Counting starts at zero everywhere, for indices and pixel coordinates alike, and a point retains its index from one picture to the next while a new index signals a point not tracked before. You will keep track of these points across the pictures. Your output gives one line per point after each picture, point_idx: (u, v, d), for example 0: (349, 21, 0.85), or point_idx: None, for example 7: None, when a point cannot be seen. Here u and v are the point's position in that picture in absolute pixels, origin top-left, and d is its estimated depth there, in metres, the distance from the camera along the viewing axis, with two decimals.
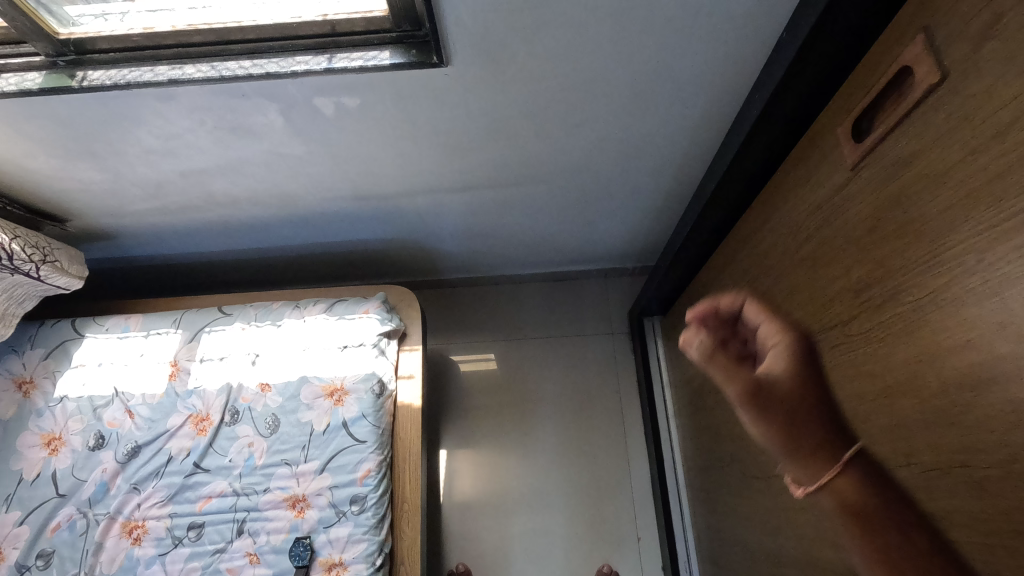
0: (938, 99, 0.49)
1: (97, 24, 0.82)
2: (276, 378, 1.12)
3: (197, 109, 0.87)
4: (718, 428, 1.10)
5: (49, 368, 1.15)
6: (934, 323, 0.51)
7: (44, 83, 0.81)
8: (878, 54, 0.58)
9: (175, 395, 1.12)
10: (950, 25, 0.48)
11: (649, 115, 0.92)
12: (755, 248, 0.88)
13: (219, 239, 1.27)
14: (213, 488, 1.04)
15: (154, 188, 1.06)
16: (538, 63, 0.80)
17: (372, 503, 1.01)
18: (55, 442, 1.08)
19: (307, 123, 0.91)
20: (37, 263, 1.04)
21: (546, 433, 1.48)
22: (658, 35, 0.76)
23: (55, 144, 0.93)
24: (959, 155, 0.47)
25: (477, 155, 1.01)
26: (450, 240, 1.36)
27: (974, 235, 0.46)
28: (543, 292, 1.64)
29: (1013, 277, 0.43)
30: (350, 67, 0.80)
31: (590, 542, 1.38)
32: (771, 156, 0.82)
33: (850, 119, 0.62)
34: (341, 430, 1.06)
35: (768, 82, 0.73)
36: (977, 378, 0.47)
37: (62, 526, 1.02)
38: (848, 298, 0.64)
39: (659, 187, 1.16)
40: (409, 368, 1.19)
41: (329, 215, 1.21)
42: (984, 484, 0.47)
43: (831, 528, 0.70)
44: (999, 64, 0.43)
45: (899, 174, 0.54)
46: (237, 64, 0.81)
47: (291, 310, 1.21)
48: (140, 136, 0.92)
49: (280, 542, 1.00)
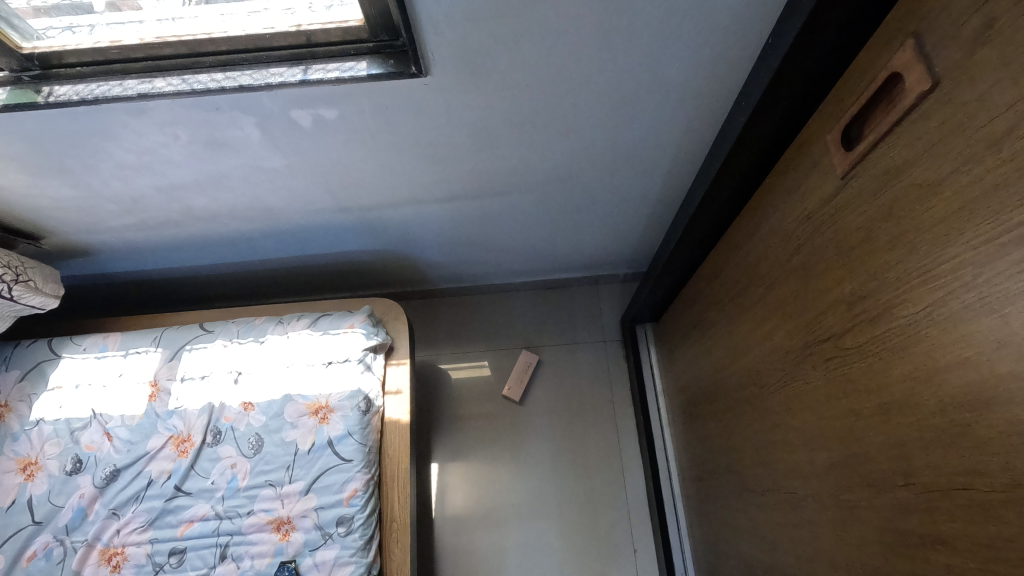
0: (929, 108, 0.48)
1: (64, 37, 0.79)
2: (260, 397, 1.09)
3: (170, 123, 0.84)
4: (713, 439, 1.08)
5: (25, 391, 1.11)
6: (929, 340, 0.49)
7: (8, 99, 0.78)
8: (867, 60, 0.56)
9: (155, 416, 1.09)
10: (940, 30, 0.46)
11: (635, 122, 0.91)
12: (745, 256, 0.86)
13: (199, 254, 1.24)
14: (194, 512, 1.01)
15: (130, 204, 1.03)
16: (520, 72, 0.78)
17: (359, 524, 0.99)
18: (31, 467, 1.05)
19: (285, 136, 0.89)
20: (9, 283, 1.01)
21: (539, 444, 1.46)
22: (643, 41, 0.74)
23: (24, 161, 0.90)
24: (952, 167, 0.46)
25: (461, 165, 0.99)
26: (437, 250, 1.33)
27: (971, 248, 0.44)
28: (534, 299, 1.61)
29: (1013, 293, 0.41)
30: (325, 79, 0.77)
31: (586, 555, 1.36)
32: (760, 163, 0.80)
33: (839, 126, 0.60)
34: (326, 449, 1.04)
35: (754, 88, 0.71)
36: (977, 397, 0.45)
37: (38, 555, 0.99)
38: (841, 311, 0.62)
39: (648, 194, 1.14)
40: (396, 383, 1.16)
41: (312, 228, 1.18)
42: (985, 508, 0.45)
43: (829, 546, 0.68)
44: (992, 72, 0.42)
45: (890, 184, 0.52)
46: (209, 77, 0.78)
47: (274, 326, 1.19)
48: (112, 152, 0.89)
49: (265, 566, 0.97)
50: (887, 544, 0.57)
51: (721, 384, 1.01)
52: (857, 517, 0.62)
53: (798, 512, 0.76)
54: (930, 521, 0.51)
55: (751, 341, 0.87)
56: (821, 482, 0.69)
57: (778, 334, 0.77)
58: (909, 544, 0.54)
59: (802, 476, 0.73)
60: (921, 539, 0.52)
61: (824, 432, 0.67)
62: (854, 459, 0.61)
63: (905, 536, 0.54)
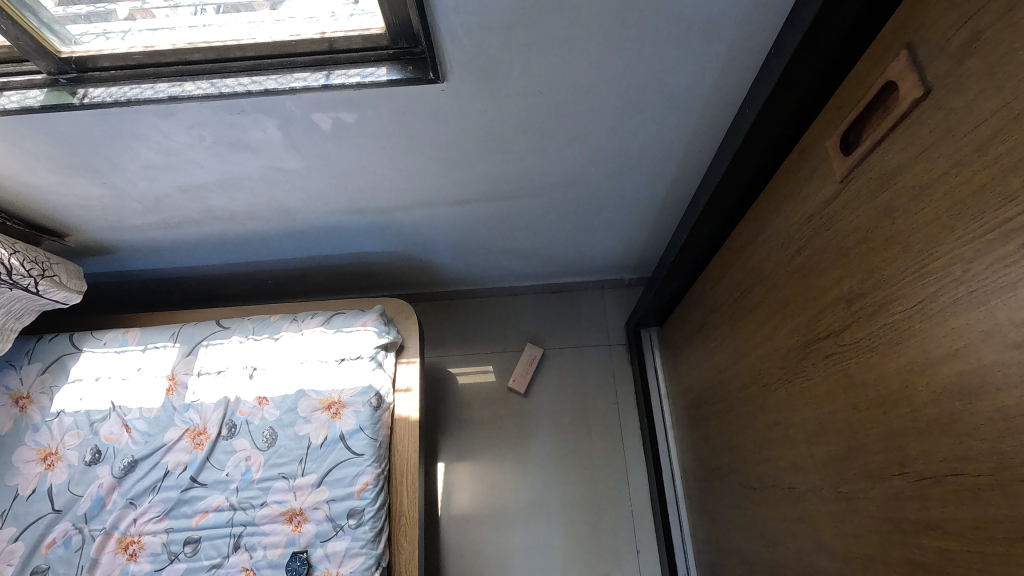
0: (921, 114, 0.51)
1: (99, 42, 0.82)
2: (274, 392, 1.12)
3: (197, 125, 0.88)
4: (717, 438, 1.10)
5: (46, 383, 1.14)
6: (922, 333, 0.52)
7: (46, 100, 0.81)
8: (865, 70, 0.60)
9: (172, 409, 1.11)
10: (931, 41, 0.50)
11: (643, 129, 0.94)
12: (748, 258, 0.89)
13: (216, 252, 1.28)
14: (209, 502, 1.04)
15: (153, 203, 1.07)
16: (533, 79, 0.82)
17: (369, 516, 1.02)
18: (50, 457, 1.08)
19: (306, 138, 0.93)
20: (36, 278, 1.04)
21: (544, 445, 1.48)
22: (653, 50, 0.77)
23: (56, 160, 0.94)
24: (942, 168, 0.49)
25: (474, 169, 1.03)
26: (447, 252, 1.36)
27: (960, 245, 0.47)
28: (541, 302, 1.64)
29: (998, 286, 0.44)
30: (347, 84, 0.81)
31: (590, 555, 1.38)
32: (764, 169, 0.83)
33: (838, 132, 0.63)
34: (338, 443, 1.06)
35: (757, 97, 0.75)
36: (965, 387, 0.47)
37: (57, 542, 1.02)
38: (840, 309, 0.64)
39: (654, 199, 1.17)
40: (406, 381, 1.18)
41: (327, 228, 1.21)
42: (975, 491, 0.47)
43: (828, 539, 0.70)
44: (979, 81, 0.45)
45: (885, 187, 0.55)
46: (236, 81, 0.82)
47: (289, 323, 1.22)
48: (140, 152, 0.93)
49: (278, 556, 1.00)
50: (883, 532, 0.59)
51: (724, 384, 1.03)
52: (855, 507, 0.64)
53: (798, 506, 0.78)
54: (923, 507, 0.53)
55: (753, 341, 0.89)
56: (821, 474, 0.71)
57: (780, 333, 0.80)
58: (903, 531, 0.56)
59: (802, 470, 0.76)
60: (916, 525, 0.54)
61: (823, 426, 0.69)
62: (852, 451, 0.64)
63: (900, 523, 0.56)
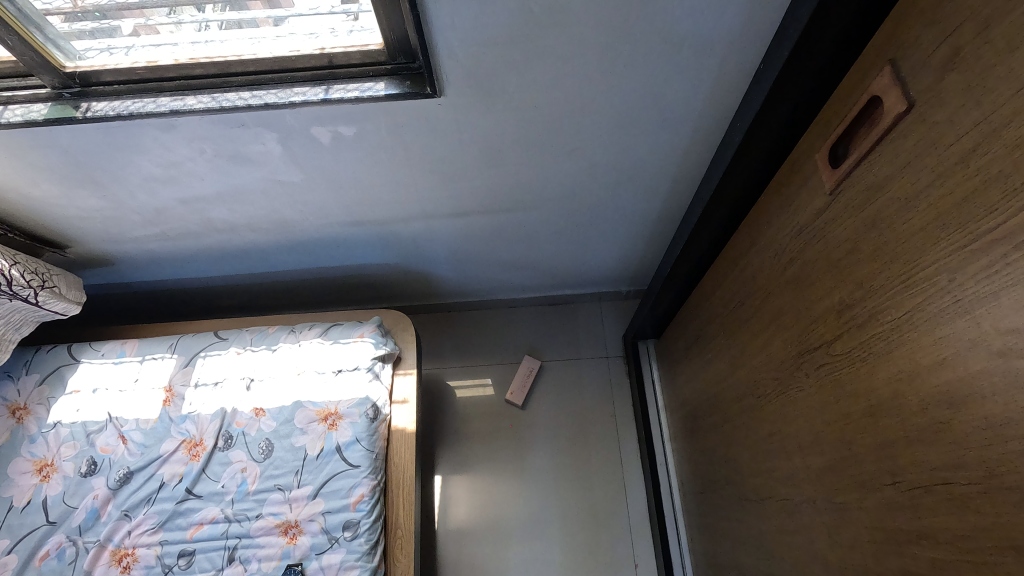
0: (906, 128, 0.52)
1: (103, 57, 0.83)
2: (271, 403, 1.12)
3: (198, 138, 0.89)
4: (713, 448, 1.09)
5: (44, 394, 1.14)
6: (910, 342, 0.53)
7: (49, 114, 0.83)
8: (851, 84, 0.61)
9: (169, 420, 1.11)
10: (914, 57, 0.51)
11: (637, 143, 0.95)
12: (742, 269, 0.90)
13: (216, 264, 1.28)
14: (204, 514, 1.03)
15: (154, 214, 1.08)
16: (528, 94, 0.83)
17: (365, 529, 1.01)
18: (47, 468, 1.07)
19: (305, 151, 0.94)
20: (36, 289, 1.05)
21: (542, 457, 1.48)
22: (647, 65, 0.79)
23: (59, 172, 0.95)
24: (925, 181, 0.50)
25: (471, 182, 1.04)
26: (445, 264, 1.37)
27: (944, 256, 0.48)
28: (539, 314, 1.64)
29: (981, 295, 0.45)
30: (346, 98, 0.82)
31: (588, 569, 1.36)
32: (756, 182, 0.84)
33: (827, 145, 0.65)
34: (335, 455, 1.06)
35: (748, 110, 0.76)
36: (953, 395, 0.48)
37: (50, 554, 1.01)
38: (832, 320, 0.65)
39: (650, 212, 1.18)
40: (403, 392, 1.19)
41: (326, 241, 1.22)
42: (965, 499, 0.47)
43: (823, 550, 0.70)
44: (959, 94, 0.46)
45: (872, 198, 0.56)
46: (237, 95, 0.83)
47: (286, 335, 1.22)
48: (141, 164, 0.94)
49: (272, 569, 0.99)
50: (876, 542, 0.59)
51: (720, 396, 1.03)
52: (849, 517, 0.64)
53: (793, 517, 0.78)
54: (915, 517, 0.53)
55: (747, 352, 0.89)
56: (815, 485, 0.71)
57: (773, 344, 0.80)
58: (897, 540, 0.56)
59: (796, 480, 0.76)
60: (908, 534, 0.54)
61: (817, 437, 0.70)
62: (846, 461, 0.64)
63: (893, 533, 0.56)
